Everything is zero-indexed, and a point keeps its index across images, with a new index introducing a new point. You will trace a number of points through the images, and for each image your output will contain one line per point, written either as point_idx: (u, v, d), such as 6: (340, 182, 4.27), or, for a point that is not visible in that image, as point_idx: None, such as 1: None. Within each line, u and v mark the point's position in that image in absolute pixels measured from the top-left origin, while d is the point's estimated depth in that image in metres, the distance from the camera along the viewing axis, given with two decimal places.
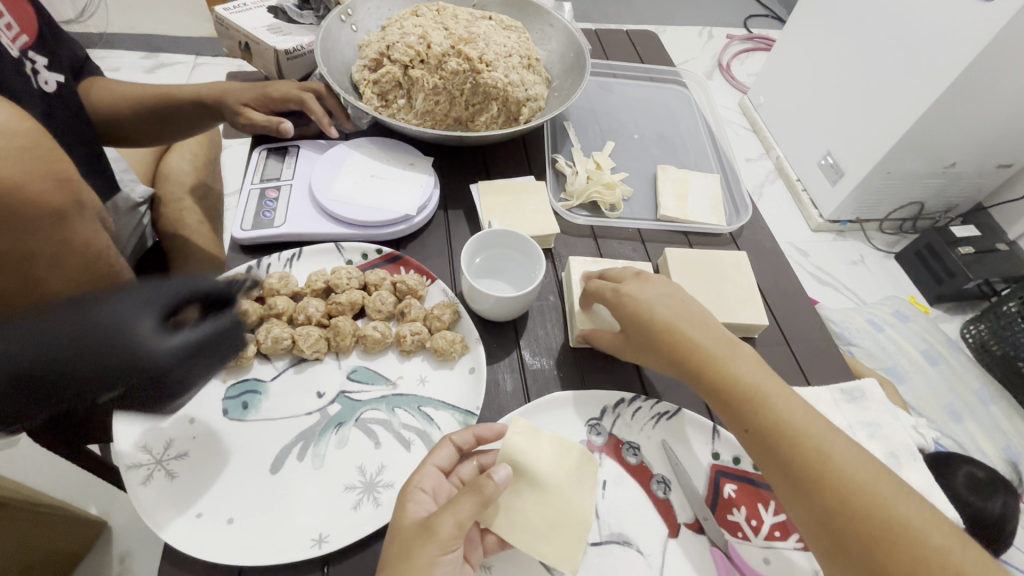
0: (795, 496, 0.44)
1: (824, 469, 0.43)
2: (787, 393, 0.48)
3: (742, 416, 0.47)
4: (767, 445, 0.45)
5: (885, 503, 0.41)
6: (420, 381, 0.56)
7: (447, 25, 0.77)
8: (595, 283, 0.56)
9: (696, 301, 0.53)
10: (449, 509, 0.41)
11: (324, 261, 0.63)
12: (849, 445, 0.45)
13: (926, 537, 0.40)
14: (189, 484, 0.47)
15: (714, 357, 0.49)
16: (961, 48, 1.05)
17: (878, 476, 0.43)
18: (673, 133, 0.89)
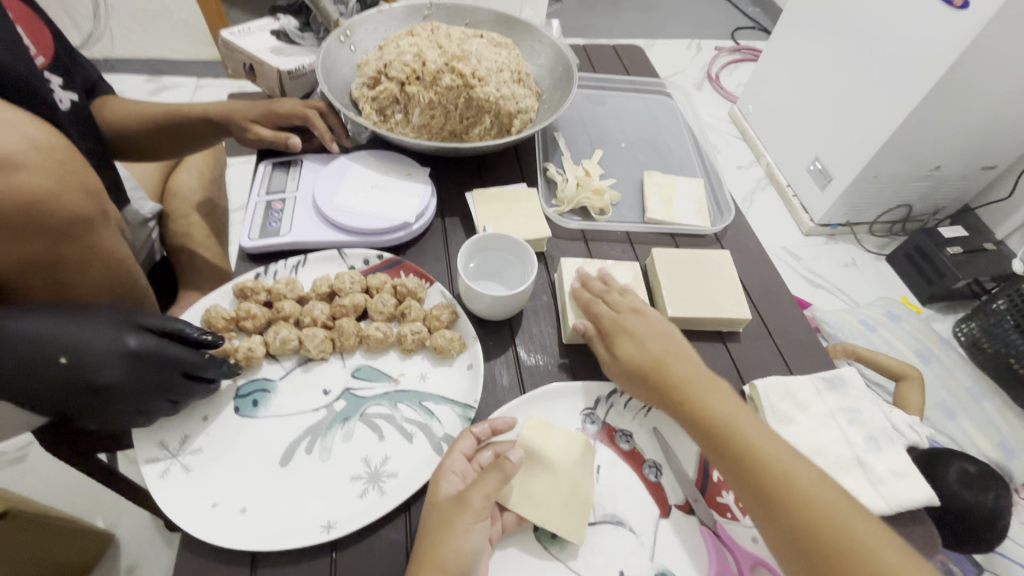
0: (765, 518, 0.46)
1: (789, 494, 0.45)
2: (756, 422, 0.50)
3: (715, 447, 0.49)
4: (738, 474, 0.48)
5: (842, 524, 0.43)
6: (421, 378, 0.59)
7: (441, 44, 0.81)
8: (593, 304, 0.60)
9: (681, 339, 0.56)
10: (477, 484, 0.46)
11: (328, 267, 0.66)
12: (815, 469, 0.47)
13: (881, 556, 0.42)
14: (204, 476, 0.50)
15: (694, 394, 0.51)
16: (938, 52, 1.10)
17: (840, 500, 0.45)
18: (659, 141, 0.93)
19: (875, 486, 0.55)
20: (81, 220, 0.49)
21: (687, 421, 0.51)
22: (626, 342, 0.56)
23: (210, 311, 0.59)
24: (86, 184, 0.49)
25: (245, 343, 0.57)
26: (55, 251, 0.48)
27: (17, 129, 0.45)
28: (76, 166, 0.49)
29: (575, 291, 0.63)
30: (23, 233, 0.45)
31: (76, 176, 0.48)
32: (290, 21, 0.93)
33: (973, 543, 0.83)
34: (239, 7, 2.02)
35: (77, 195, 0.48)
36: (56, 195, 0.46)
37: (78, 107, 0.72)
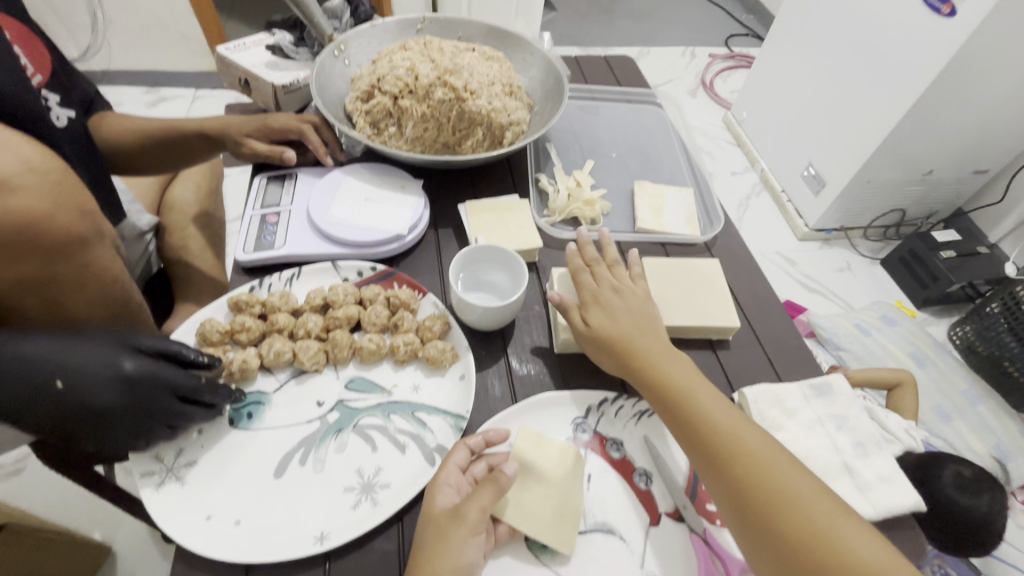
0: (711, 474, 0.50)
1: (733, 451, 0.50)
2: (707, 388, 0.55)
3: (670, 410, 0.54)
4: (691, 434, 0.52)
5: (778, 476, 0.48)
6: (413, 389, 0.59)
7: (433, 57, 0.83)
8: (580, 275, 0.65)
9: (650, 314, 0.61)
10: (472, 498, 0.46)
11: (322, 279, 0.67)
12: (761, 434, 0.52)
13: (812, 502, 0.47)
14: (198, 489, 0.51)
15: (653, 363, 0.56)
16: (926, 59, 1.12)
17: (777, 456, 0.50)
18: (650, 151, 0.94)
19: (862, 491, 0.56)
20: (73, 237, 0.49)
21: (647, 387, 0.56)
22: (597, 314, 0.60)
23: (205, 325, 0.59)
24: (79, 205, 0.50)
25: (240, 355, 0.58)
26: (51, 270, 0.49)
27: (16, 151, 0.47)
28: (68, 185, 0.50)
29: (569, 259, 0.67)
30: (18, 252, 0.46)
31: (68, 195, 0.49)
32: (285, 35, 0.94)
33: (968, 547, 0.83)
34: (237, 19, 2.04)
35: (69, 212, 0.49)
36: (53, 215, 0.48)
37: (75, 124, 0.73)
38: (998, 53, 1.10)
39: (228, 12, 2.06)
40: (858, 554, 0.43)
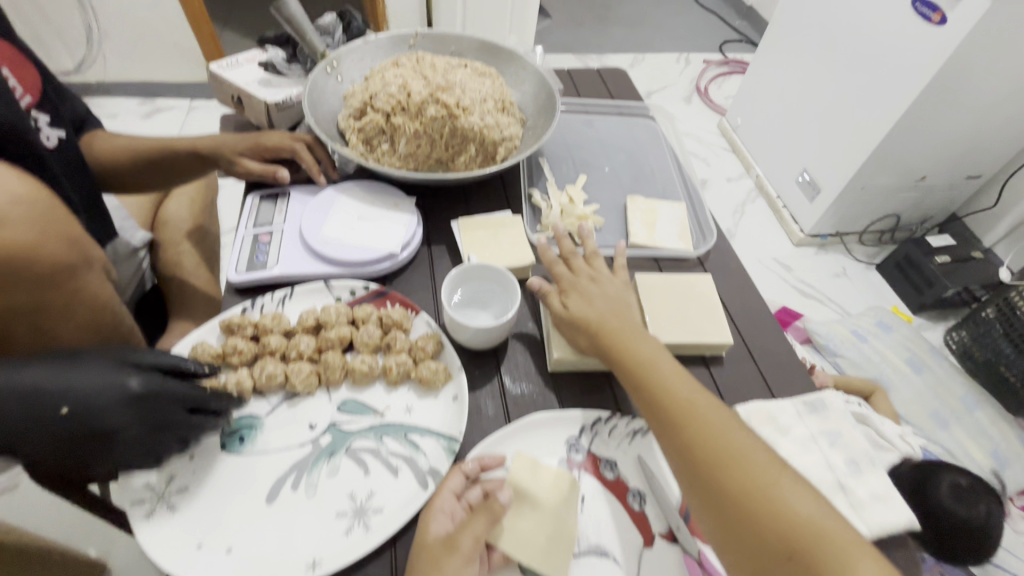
0: (667, 437, 0.53)
1: (689, 416, 0.53)
2: (671, 362, 0.58)
3: (631, 379, 0.57)
4: (649, 401, 0.55)
5: (726, 437, 0.51)
6: (406, 410, 0.59)
7: (426, 74, 0.83)
8: (557, 266, 0.68)
9: (623, 300, 0.64)
10: (467, 526, 0.47)
11: (315, 299, 0.67)
12: (718, 404, 0.55)
13: (756, 461, 0.49)
14: (190, 516, 0.50)
15: (620, 337, 0.59)
16: (918, 69, 1.13)
17: (733, 424, 0.53)
18: (643, 164, 0.95)
19: (856, 510, 0.56)
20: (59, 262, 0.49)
21: (612, 360, 0.58)
22: (575, 300, 0.63)
23: (197, 349, 0.59)
24: (64, 230, 0.50)
25: (233, 379, 0.57)
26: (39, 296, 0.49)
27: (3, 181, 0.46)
28: (52, 212, 0.49)
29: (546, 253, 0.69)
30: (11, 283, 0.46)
31: (54, 223, 0.49)
32: (277, 52, 0.94)
33: (965, 556, 0.83)
34: (233, 30, 2.04)
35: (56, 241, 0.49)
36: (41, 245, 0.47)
37: (66, 145, 0.73)
38: (988, 61, 1.10)
39: (223, 22, 2.06)
40: (795, 508, 0.46)
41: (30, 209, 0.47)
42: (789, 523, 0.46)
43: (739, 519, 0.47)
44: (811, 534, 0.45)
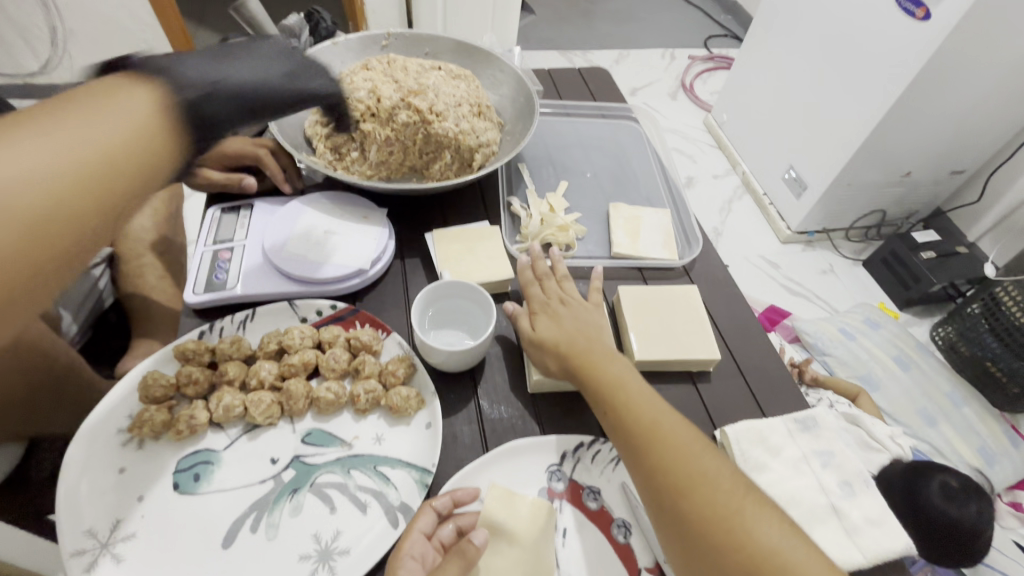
0: (632, 460, 0.51)
1: (656, 438, 0.50)
2: (637, 380, 0.56)
3: (597, 397, 0.55)
4: (615, 421, 0.53)
5: (693, 460, 0.49)
6: (376, 440, 0.55)
7: (397, 77, 0.79)
8: (532, 287, 0.66)
9: (593, 322, 0.62)
10: None
11: (278, 321, 0.63)
12: (685, 425, 0.52)
13: (722, 485, 0.47)
14: (137, 566, 0.46)
15: (588, 356, 0.57)
16: (904, 64, 1.10)
17: (699, 445, 0.50)
18: (626, 169, 0.92)
19: (850, 535, 0.53)
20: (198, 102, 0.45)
21: (579, 380, 0.56)
22: (544, 323, 0.61)
23: (147, 378, 0.54)
24: (127, 194, 0.41)
25: (187, 411, 0.53)
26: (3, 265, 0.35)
27: (120, 112, 0.41)
28: (148, 161, 0.42)
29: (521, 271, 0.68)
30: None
31: (123, 169, 0.40)
32: None
33: (957, 561, 0.81)
34: (207, 29, 1.97)
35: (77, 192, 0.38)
36: (195, 96, 0.45)
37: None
38: (975, 56, 1.08)
39: (196, 21, 1.99)
40: (761, 536, 0.44)
41: (169, 96, 0.43)
42: (756, 554, 0.44)
43: (705, 551, 0.45)
44: (779, 566, 0.43)
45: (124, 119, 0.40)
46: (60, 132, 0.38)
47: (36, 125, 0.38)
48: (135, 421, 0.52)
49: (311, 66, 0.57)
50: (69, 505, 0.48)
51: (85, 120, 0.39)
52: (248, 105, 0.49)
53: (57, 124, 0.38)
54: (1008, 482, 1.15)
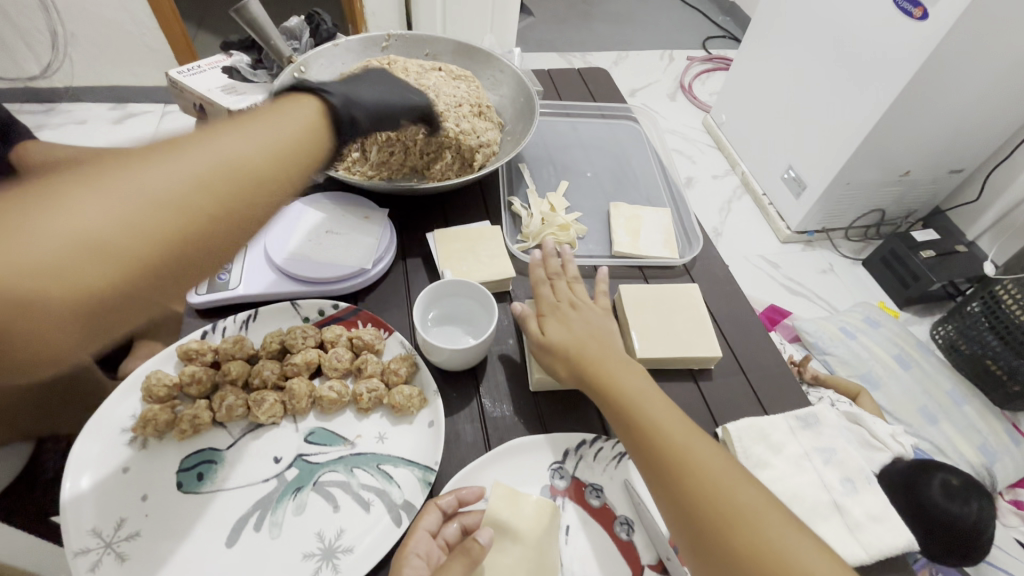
0: (662, 489, 0.48)
1: (688, 465, 0.48)
2: (663, 401, 0.53)
3: (624, 421, 0.52)
4: (644, 447, 0.50)
5: (733, 493, 0.46)
6: (379, 439, 0.56)
7: (398, 78, 0.79)
8: (544, 289, 0.65)
9: (609, 333, 0.60)
10: None
11: (280, 320, 0.63)
12: (716, 449, 0.50)
13: (767, 520, 0.44)
14: (140, 566, 0.46)
15: (609, 374, 0.54)
16: (903, 64, 1.11)
17: (735, 472, 0.48)
18: (626, 168, 0.92)
19: (852, 531, 0.53)
20: (346, 107, 0.54)
21: (601, 400, 0.54)
22: (553, 326, 0.60)
23: (150, 378, 0.55)
24: (300, 179, 0.48)
25: (190, 411, 0.53)
26: (220, 219, 0.41)
27: (291, 119, 0.49)
28: (315, 154, 0.50)
29: (533, 271, 0.66)
30: (203, 177, 0.40)
31: (301, 158, 0.48)
32: (242, 57, 0.91)
33: (959, 560, 0.82)
34: (207, 32, 1.97)
35: (274, 168, 0.45)
36: (341, 102, 0.54)
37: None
38: (973, 56, 1.09)
39: (197, 24, 2.00)
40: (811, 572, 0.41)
41: (332, 106, 0.53)
42: None
43: None
44: None
45: (302, 121, 0.49)
46: (263, 124, 0.46)
47: (241, 121, 0.46)
48: (139, 421, 0.53)
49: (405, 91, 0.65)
50: (73, 505, 0.48)
51: (277, 118, 0.48)
52: (375, 112, 0.58)
53: (256, 120, 0.47)
54: (1009, 480, 1.15)
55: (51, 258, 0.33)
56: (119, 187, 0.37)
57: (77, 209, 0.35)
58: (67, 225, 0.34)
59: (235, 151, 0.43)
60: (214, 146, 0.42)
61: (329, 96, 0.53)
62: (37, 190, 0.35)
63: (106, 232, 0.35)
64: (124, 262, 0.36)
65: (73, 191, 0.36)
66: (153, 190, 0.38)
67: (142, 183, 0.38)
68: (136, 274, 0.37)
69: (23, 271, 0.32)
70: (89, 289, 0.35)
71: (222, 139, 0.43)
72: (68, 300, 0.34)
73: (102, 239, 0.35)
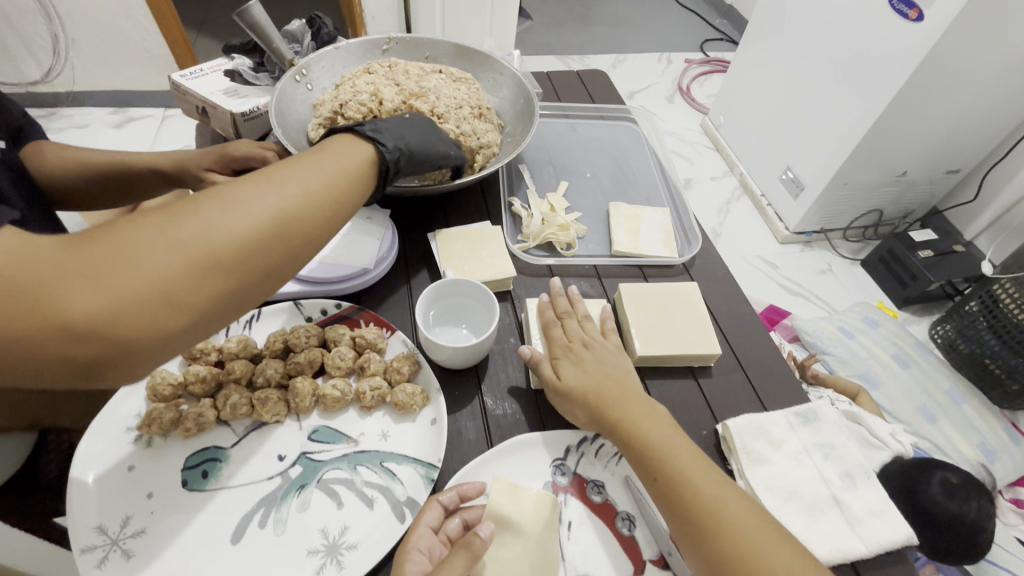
0: (689, 540, 0.46)
1: (717, 519, 0.45)
2: (689, 448, 0.50)
3: (646, 467, 0.50)
4: (671, 499, 0.48)
5: (769, 554, 0.43)
6: (382, 436, 0.56)
7: (399, 81, 0.80)
8: (553, 331, 0.62)
9: (626, 372, 0.58)
10: (444, 567, 0.43)
11: (284, 320, 0.64)
12: (746, 501, 0.47)
13: None
14: (146, 563, 0.47)
15: (629, 416, 0.52)
16: (899, 65, 1.11)
17: (766, 526, 0.45)
18: (625, 169, 0.93)
19: (852, 526, 0.54)
20: (395, 160, 0.56)
21: (621, 442, 0.52)
22: (569, 369, 0.57)
23: (155, 376, 0.55)
24: (346, 220, 0.50)
25: (195, 409, 0.54)
26: (271, 265, 0.43)
27: (343, 159, 0.51)
28: (359, 197, 0.51)
29: (542, 313, 0.65)
30: (259, 225, 0.42)
31: (347, 199, 0.50)
32: (244, 60, 0.92)
33: (959, 558, 0.82)
34: (207, 36, 1.99)
35: (323, 214, 0.46)
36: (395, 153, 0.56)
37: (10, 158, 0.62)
38: (968, 58, 1.10)
39: (197, 29, 2.01)
40: None
41: (382, 154, 0.55)
42: None
43: None
44: None
45: (349, 165, 0.51)
46: (312, 168, 0.48)
47: (291, 164, 0.48)
48: (144, 420, 0.53)
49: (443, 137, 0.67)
50: (78, 503, 0.48)
51: (327, 162, 0.49)
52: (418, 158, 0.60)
53: (306, 163, 0.48)
54: (1009, 479, 1.15)
55: (124, 307, 0.36)
56: (182, 237, 0.39)
57: (145, 261, 0.37)
58: (138, 275, 0.36)
59: (287, 198, 0.44)
60: (267, 192, 0.44)
61: (380, 144, 0.55)
62: (112, 238, 0.37)
63: (171, 281, 0.37)
64: (184, 309, 0.38)
65: (143, 241, 0.38)
66: (213, 237, 0.39)
67: (215, 224, 0.40)
68: (192, 320, 0.39)
69: (97, 319, 0.35)
70: (156, 334, 0.37)
71: (287, 183, 0.45)
72: (135, 344, 0.37)
73: (168, 286, 0.37)
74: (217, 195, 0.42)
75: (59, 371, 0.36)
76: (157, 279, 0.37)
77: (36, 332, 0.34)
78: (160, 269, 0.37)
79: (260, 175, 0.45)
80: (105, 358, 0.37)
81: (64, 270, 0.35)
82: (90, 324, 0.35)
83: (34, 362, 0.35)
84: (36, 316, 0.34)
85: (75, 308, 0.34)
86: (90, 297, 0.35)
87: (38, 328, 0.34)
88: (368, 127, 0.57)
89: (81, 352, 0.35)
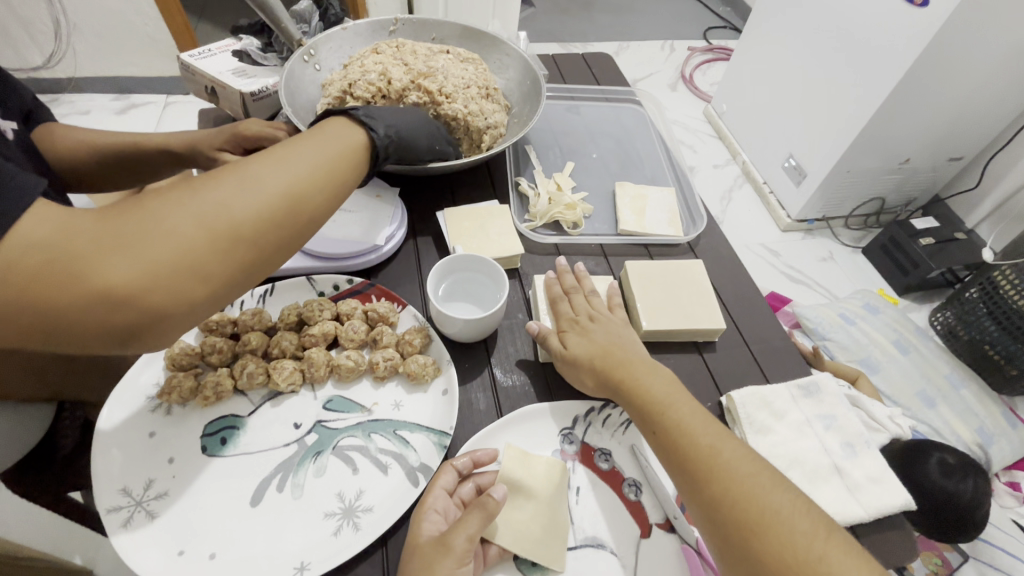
0: (687, 488, 0.47)
1: (713, 467, 0.46)
2: (691, 403, 0.52)
3: (648, 422, 0.51)
4: (667, 446, 0.49)
5: (760, 496, 0.44)
6: (395, 406, 0.57)
7: (407, 61, 0.81)
8: (563, 305, 0.64)
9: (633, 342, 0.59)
10: (459, 525, 0.44)
11: (298, 295, 0.65)
12: (743, 450, 0.48)
13: (795, 527, 0.42)
14: (168, 523, 0.48)
15: (631, 373, 0.54)
16: (901, 52, 1.11)
17: (761, 471, 0.46)
18: (630, 151, 0.94)
19: (852, 492, 0.56)
20: (386, 147, 0.56)
21: (623, 398, 0.54)
22: (575, 339, 0.59)
23: (173, 347, 0.57)
24: (349, 197, 0.50)
25: (213, 378, 0.56)
26: (284, 241, 0.44)
27: (343, 137, 0.52)
28: (360, 173, 0.52)
29: (550, 288, 0.66)
30: (272, 201, 0.43)
31: (349, 177, 0.50)
32: (252, 41, 0.92)
33: (955, 534, 0.84)
34: (208, 22, 1.98)
35: (330, 190, 0.47)
36: (385, 141, 0.55)
37: (19, 137, 0.62)
38: (972, 43, 1.09)
39: (198, 15, 2.00)
40: None
41: (374, 140, 0.54)
42: None
43: None
44: None
45: (349, 144, 0.51)
46: (317, 146, 0.48)
47: (294, 142, 0.48)
48: (163, 389, 0.54)
49: (431, 133, 0.68)
50: (101, 467, 0.50)
51: (329, 140, 0.50)
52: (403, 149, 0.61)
53: (308, 141, 0.49)
54: (1006, 463, 1.17)
55: (154, 281, 0.37)
56: (200, 211, 0.39)
57: (169, 234, 0.38)
58: (164, 251, 0.37)
59: (297, 175, 0.45)
60: (279, 168, 0.44)
61: (372, 130, 0.55)
62: (135, 214, 0.38)
63: (194, 253, 0.38)
64: (207, 282, 0.39)
65: (164, 215, 0.39)
66: (232, 213, 0.40)
67: (232, 200, 0.41)
68: (215, 293, 0.40)
69: (128, 293, 0.36)
70: (184, 305, 0.39)
71: (297, 159, 0.46)
72: (165, 314, 0.38)
73: (191, 259, 0.38)
74: (229, 171, 0.43)
75: (93, 341, 0.38)
76: (182, 252, 0.38)
77: (72, 303, 0.35)
78: (184, 242, 0.38)
79: (266, 152, 0.46)
80: (135, 329, 0.38)
81: (93, 243, 0.36)
82: (125, 295, 0.36)
83: (69, 332, 0.36)
84: (73, 290, 0.35)
85: (109, 281, 0.35)
86: (121, 268, 0.36)
87: (74, 299, 0.35)
88: (362, 111, 0.57)
89: (115, 319, 0.36)
